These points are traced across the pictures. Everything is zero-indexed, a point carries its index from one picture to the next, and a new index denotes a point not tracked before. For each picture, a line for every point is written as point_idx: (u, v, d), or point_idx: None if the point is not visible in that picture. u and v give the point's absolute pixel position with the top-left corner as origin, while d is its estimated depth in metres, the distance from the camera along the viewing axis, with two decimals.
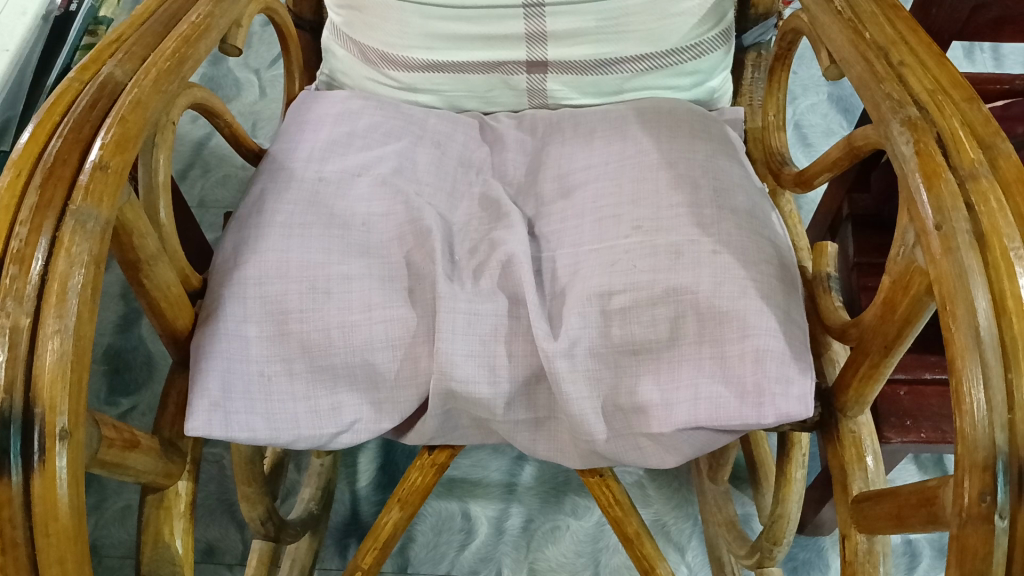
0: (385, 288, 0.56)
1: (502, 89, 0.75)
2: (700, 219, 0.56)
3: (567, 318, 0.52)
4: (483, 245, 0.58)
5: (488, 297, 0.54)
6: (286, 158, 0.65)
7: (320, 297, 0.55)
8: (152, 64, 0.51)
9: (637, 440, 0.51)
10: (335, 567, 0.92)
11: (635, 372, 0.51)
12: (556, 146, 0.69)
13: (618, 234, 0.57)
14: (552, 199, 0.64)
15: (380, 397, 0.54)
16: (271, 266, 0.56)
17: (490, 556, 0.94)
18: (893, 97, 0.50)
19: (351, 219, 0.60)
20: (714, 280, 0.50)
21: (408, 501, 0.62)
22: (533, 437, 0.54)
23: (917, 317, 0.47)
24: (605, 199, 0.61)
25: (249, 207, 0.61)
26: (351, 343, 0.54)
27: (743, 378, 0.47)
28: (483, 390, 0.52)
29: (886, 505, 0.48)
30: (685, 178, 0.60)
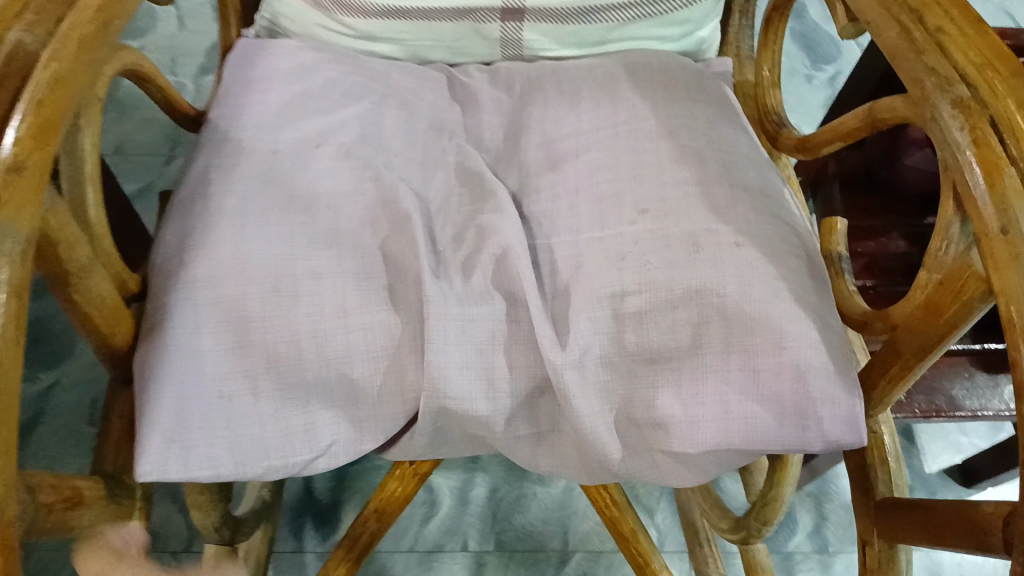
0: (361, 287, 0.48)
1: (472, 38, 0.66)
2: (715, 202, 0.50)
3: (574, 323, 0.46)
4: (469, 233, 0.51)
5: (481, 298, 0.48)
6: (231, 126, 0.56)
7: (285, 302, 0.47)
8: (71, 28, 0.42)
9: (653, 458, 0.46)
10: (290, 549, 0.87)
11: (651, 384, 0.45)
12: (538, 106, 0.62)
13: (620, 220, 0.50)
14: (537, 171, 0.57)
15: (360, 413, 0.48)
16: (225, 265, 0.48)
17: (455, 528, 0.89)
18: (938, 72, 0.45)
19: (314, 202, 0.52)
20: (739, 280, 0.45)
21: (385, 511, 0.57)
22: (536, 453, 0.48)
23: (965, 322, 0.42)
24: (601, 172, 0.54)
25: (192, 190, 0.53)
26: (326, 355, 0.47)
27: (780, 397, 0.43)
28: (481, 407, 0.46)
29: (917, 520, 0.45)
30: (689, 150, 0.54)
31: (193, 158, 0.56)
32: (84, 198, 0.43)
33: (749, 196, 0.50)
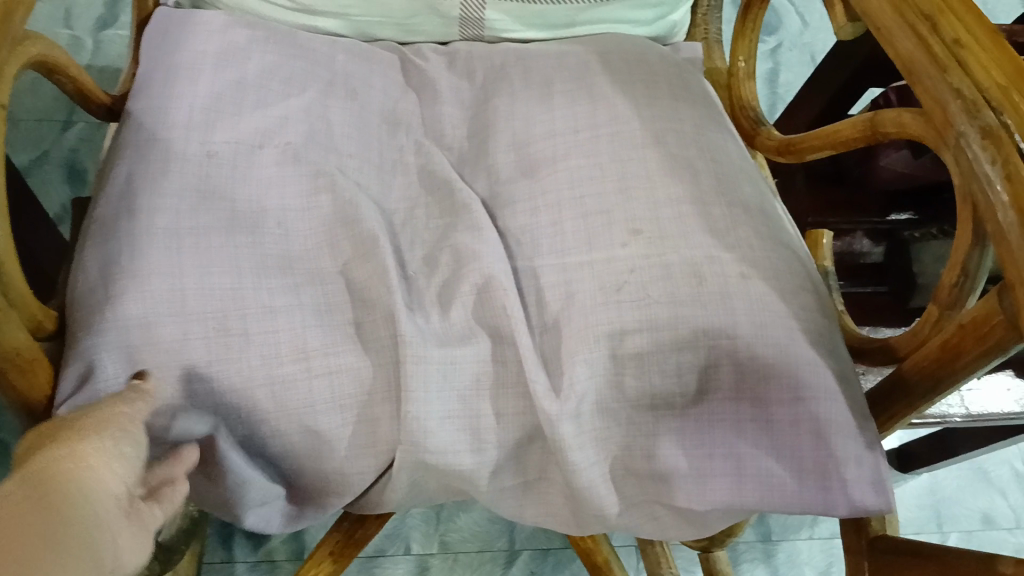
0: (322, 324, 0.43)
1: (427, 15, 0.59)
2: (714, 227, 0.46)
3: (571, 368, 0.42)
4: (445, 258, 0.46)
5: (464, 338, 0.44)
6: (149, 119, 0.48)
7: (235, 343, 0.42)
8: None
9: (652, 508, 0.44)
10: (219, 560, 0.81)
11: (653, 432, 0.43)
12: (504, 98, 0.54)
13: (612, 242, 0.46)
14: (511, 179, 0.50)
15: (330, 467, 0.43)
16: (159, 298, 0.41)
17: (398, 532, 0.85)
18: (963, 95, 0.41)
19: (261, 216, 0.46)
20: (752, 317, 0.43)
21: (343, 552, 0.53)
22: (519, 501, 0.46)
23: (980, 367, 0.40)
24: (584, 185, 0.48)
25: (113, 203, 0.45)
26: (289, 403, 0.42)
27: (800, 454, 0.42)
28: (467, 461, 0.43)
29: (925, 572, 0.42)
30: (681, 161, 0.49)
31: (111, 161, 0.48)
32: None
33: (747, 220, 0.47)
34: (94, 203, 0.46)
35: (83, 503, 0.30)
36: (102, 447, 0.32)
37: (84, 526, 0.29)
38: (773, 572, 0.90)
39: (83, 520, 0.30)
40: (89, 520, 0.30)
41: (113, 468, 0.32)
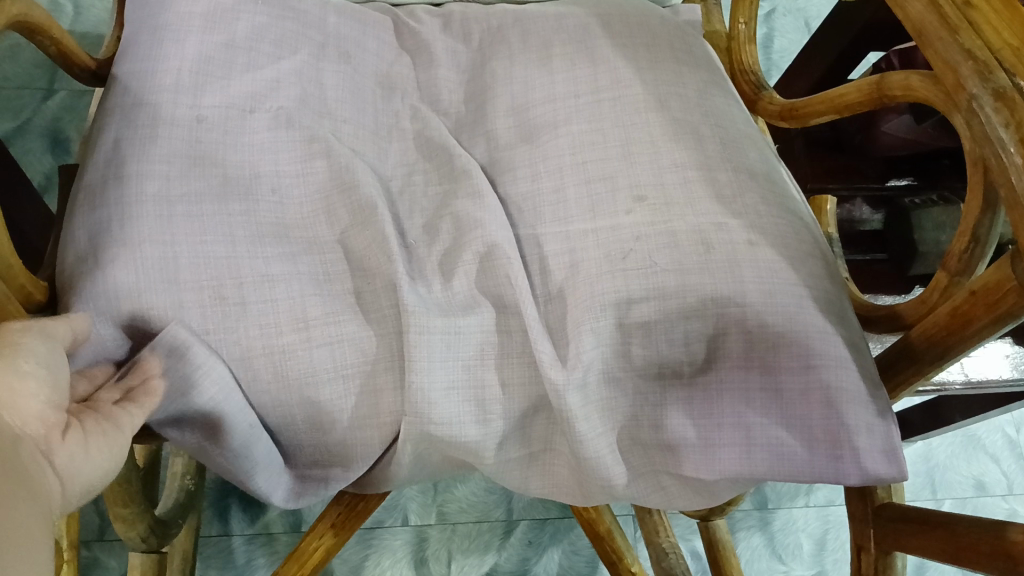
0: (321, 294, 0.42)
1: None
2: (721, 191, 0.46)
3: (577, 338, 0.42)
4: (445, 226, 0.46)
5: (466, 306, 0.43)
6: (135, 85, 0.46)
7: (232, 312, 0.41)
8: None
9: (659, 477, 0.45)
10: (215, 533, 0.80)
11: (659, 402, 0.43)
12: (502, 62, 0.53)
13: (615, 208, 0.45)
14: (510, 145, 0.49)
15: (333, 438, 0.43)
16: (154, 268, 0.40)
17: (395, 503, 0.84)
18: (975, 56, 0.41)
19: (250, 183, 0.45)
20: (759, 284, 0.42)
21: (345, 525, 0.52)
22: (521, 470, 0.46)
23: (991, 333, 0.40)
24: (586, 150, 0.47)
25: (101, 171, 0.43)
26: (290, 375, 0.41)
27: (810, 423, 0.41)
28: (472, 432, 0.42)
29: (933, 539, 0.42)
30: (684, 126, 0.48)
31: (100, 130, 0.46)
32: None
33: (754, 184, 0.46)
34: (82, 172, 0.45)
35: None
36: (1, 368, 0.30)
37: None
38: (768, 539, 0.90)
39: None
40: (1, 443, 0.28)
41: (23, 391, 0.30)
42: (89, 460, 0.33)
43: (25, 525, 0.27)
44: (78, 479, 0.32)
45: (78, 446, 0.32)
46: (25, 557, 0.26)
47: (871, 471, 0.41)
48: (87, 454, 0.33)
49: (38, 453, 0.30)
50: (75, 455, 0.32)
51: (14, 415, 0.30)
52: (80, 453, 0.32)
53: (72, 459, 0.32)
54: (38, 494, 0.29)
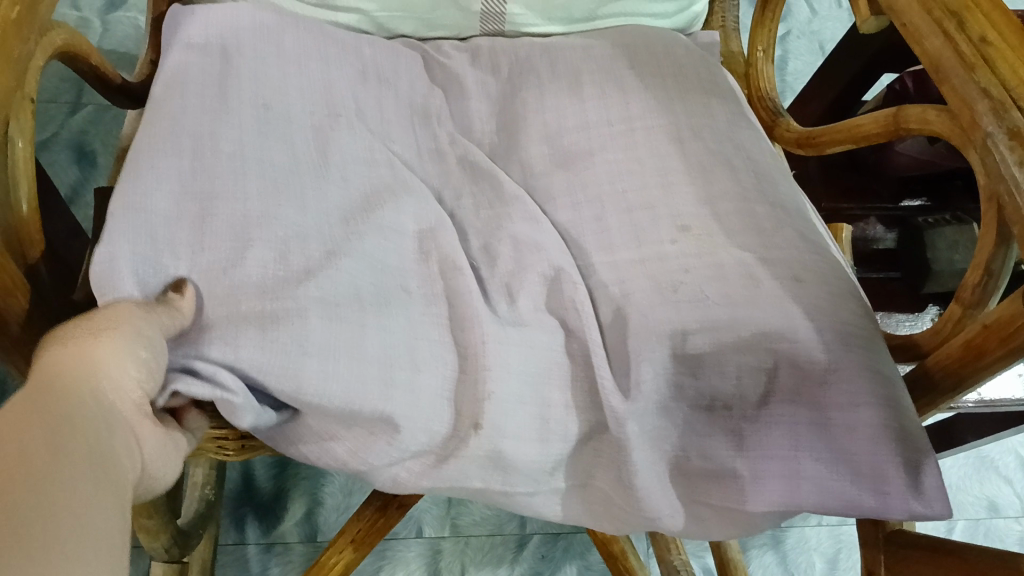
0: (381, 288, 0.44)
1: (448, 8, 0.59)
2: (760, 227, 0.50)
3: (637, 369, 0.45)
4: (505, 249, 0.49)
5: (533, 324, 0.46)
6: (183, 88, 0.48)
7: (288, 280, 0.42)
8: None
9: (697, 509, 0.45)
10: (232, 542, 0.82)
11: (708, 435, 0.45)
12: (534, 91, 0.56)
13: (661, 238, 0.49)
14: (548, 172, 0.53)
15: (375, 443, 0.42)
16: (215, 262, 0.41)
17: (409, 515, 0.85)
18: (990, 93, 0.41)
19: (311, 179, 0.47)
20: (809, 328, 0.45)
21: (364, 542, 0.53)
22: (565, 500, 0.47)
23: (1002, 366, 0.40)
24: (624, 180, 0.51)
25: (147, 178, 0.43)
26: (336, 342, 0.41)
27: (855, 457, 0.42)
28: (532, 453, 0.44)
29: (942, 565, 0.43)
30: (720, 159, 0.52)
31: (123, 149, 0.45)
32: (19, 228, 0.36)
33: (790, 229, 0.50)
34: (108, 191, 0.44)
35: (95, 402, 0.30)
36: (122, 348, 0.33)
37: (100, 424, 0.30)
38: (780, 558, 0.91)
39: (97, 415, 0.30)
40: (104, 416, 0.30)
41: (127, 378, 0.32)
42: (168, 461, 0.34)
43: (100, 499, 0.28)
44: (154, 475, 0.34)
45: (165, 444, 0.34)
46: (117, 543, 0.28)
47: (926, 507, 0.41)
48: (167, 457, 0.34)
49: (132, 431, 0.32)
50: (161, 451, 0.34)
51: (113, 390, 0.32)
52: (163, 453, 0.34)
53: (158, 454, 0.33)
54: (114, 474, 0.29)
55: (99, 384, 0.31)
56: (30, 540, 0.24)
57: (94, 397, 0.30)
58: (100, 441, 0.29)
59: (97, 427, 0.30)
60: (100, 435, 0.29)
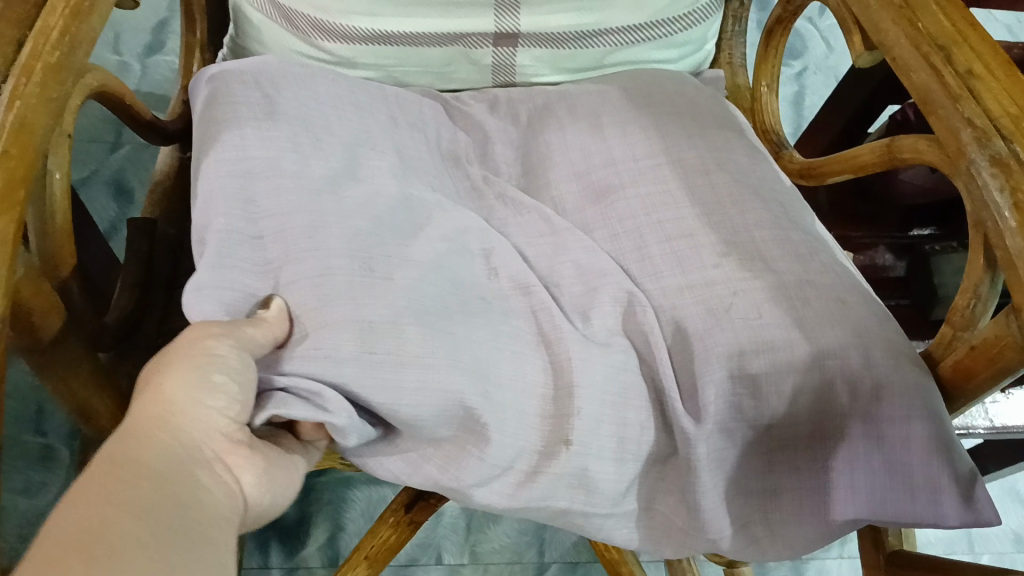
0: (448, 285, 0.48)
1: (461, 63, 0.64)
2: (797, 250, 0.53)
3: (704, 390, 0.48)
4: (566, 269, 0.53)
5: (605, 341, 0.50)
6: (228, 122, 0.50)
7: (377, 290, 0.45)
8: (34, 55, 0.37)
9: (758, 517, 0.50)
10: (256, 565, 0.83)
11: (772, 451, 0.49)
12: (553, 131, 0.59)
13: (706, 262, 0.52)
14: (582, 204, 0.56)
15: (463, 457, 0.46)
16: (304, 279, 0.45)
17: (429, 542, 0.87)
18: (975, 123, 0.43)
19: (388, 206, 0.50)
20: (863, 352, 0.48)
21: (377, 560, 0.54)
22: (635, 523, 0.51)
23: (993, 386, 0.42)
24: (664, 209, 0.55)
25: (218, 203, 0.47)
26: (431, 355, 0.44)
27: (909, 468, 0.46)
28: (610, 472, 0.48)
29: None
30: (756, 190, 0.56)
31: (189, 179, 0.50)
32: (55, 251, 0.39)
33: (828, 255, 0.53)
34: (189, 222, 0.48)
35: (180, 444, 0.38)
36: (197, 385, 0.39)
37: (188, 462, 0.37)
38: None
39: (183, 455, 0.37)
40: (190, 455, 0.38)
41: (208, 414, 0.39)
42: (269, 489, 0.41)
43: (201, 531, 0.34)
44: (257, 504, 0.41)
45: (262, 474, 0.41)
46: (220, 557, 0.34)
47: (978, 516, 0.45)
48: (268, 485, 0.41)
49: (223, 467, 0.39)
50: (259, 479, 0.41)
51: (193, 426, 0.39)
52: (264, 483, 0.41)
53: (258, 483, 0.40)
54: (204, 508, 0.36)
55: (180, 427, 0.38)
56: (157, 553, 0.31)
57: (178, 441, 0.38)
58: (190, 477, 0.36)
59: (184, 466, 0.37)
60: (188, 472, 0.37)
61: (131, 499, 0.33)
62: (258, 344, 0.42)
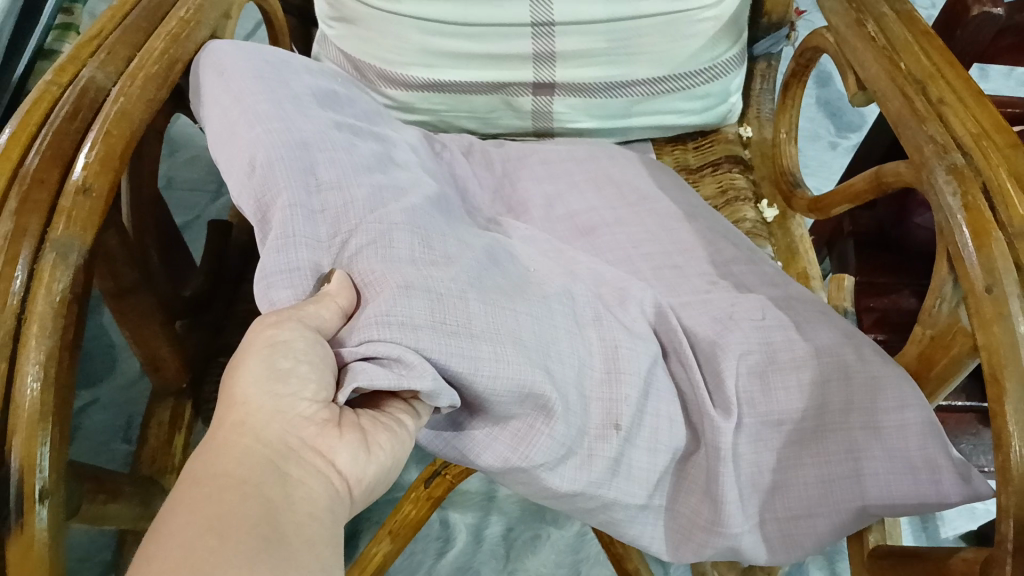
0: (489, 265, 0.48)
1: (504, 110, 0.73)
2: (772, 278, 0.57)
3: (727, 381, 0.50)
4: (583, 271, 0.55)
5: (641, 335, 0.51)
6: (274, 100, 0.51)
7: (439, 265, 0.45)
8: (138, 67, 0.49)
9: (786, 522, 0.50)
10: None
11: (799, 456, 0.50)
12: (577, 162, 0.67)
13: (698, 288, 0.56)
14: (569, 238, 0.60)
15: (534, 434, 0.45)
16: (370, 249, 0.45)
17: (468, 566, 0.88)
18: (937, 139, 0.48)
19: (434, 190, 0.52)
20: (856, 350, 0.51)
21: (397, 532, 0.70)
22: (658, 522, 0.52)
23: (955, 375, 0.47)
24: (645, 244, 0.59)
25: (279, 177, 0.46)
26: (495, 326, 0.43)
27: (908, 454, 0.47)
28: (644, 460, 0.49)
29: (911, 568, 0.46)
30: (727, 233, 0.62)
31: (233, 156, 0.49)
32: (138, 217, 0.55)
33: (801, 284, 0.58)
34: (239, 198, 0.48)
35: (264, 443, 0.39)
36: (266, 380, 0.40)
37: (274, 461, 0.38)
38: None
39: (268, 453, 0.38)
40: (274, 453, 0.39)
41: (288, 403, 0.40)
42: (372, 461, 0.42)
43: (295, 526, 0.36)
44: (360, 478, 0.42)
45: (358, 451, 0.41)
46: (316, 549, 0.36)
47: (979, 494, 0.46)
48: (367, 458, 0.42)
49: (314, 454, 0.40)
50: (355, 458, 0.41)
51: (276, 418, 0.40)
52: (362, 459, 0.41)
53: (354, 460, 0.41)
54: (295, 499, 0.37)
55: (260, 426, 0.39)
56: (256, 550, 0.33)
57: (260, 442, 0.39)
58: (276, 476, 0.38)
59: (269, 466, 0.38)
60: (274, 472, 0.38)
61: (212, 514, 0.34)
62: (325, 321, 0.42)
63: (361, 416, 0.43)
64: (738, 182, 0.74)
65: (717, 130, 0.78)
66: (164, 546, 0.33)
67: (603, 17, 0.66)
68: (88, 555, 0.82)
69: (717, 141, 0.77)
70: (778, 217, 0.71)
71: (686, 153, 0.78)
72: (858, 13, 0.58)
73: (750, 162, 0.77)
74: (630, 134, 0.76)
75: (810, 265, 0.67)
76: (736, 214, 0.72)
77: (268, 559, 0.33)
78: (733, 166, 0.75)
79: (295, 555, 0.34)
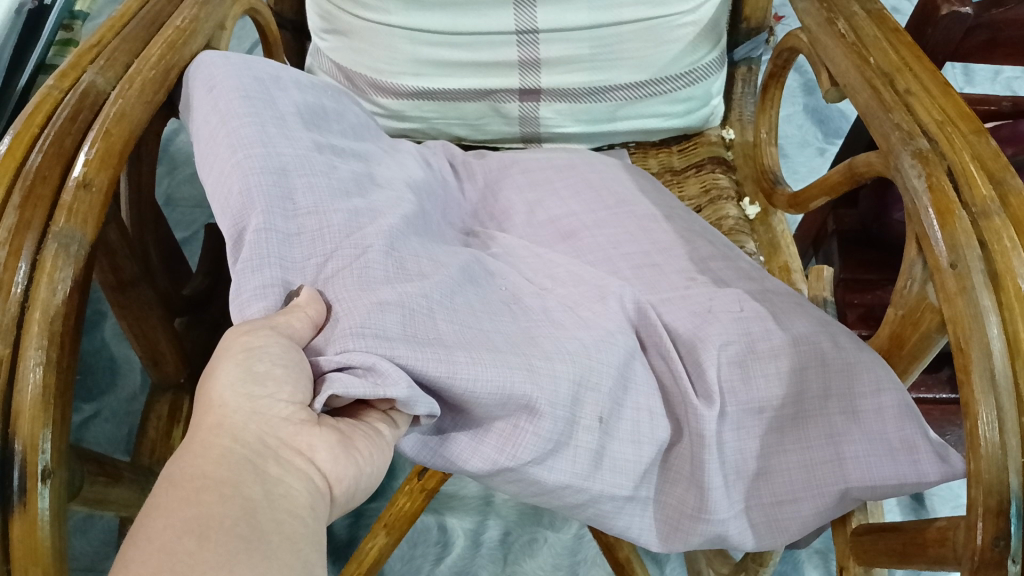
0: (464, 278, 0.49)
1: (492, 116, 0.75)
2: (749, 274, 0.58)
3: (707, 372, 0.50)
4: (561, 274, 0.55)
5: (619, 327, 0.51)
6: (250, 114, 0.51)
7: (412, 282, 0.45)
8: (137, 72, 0.52)
9: (774, 509, 0.50)
10: None
11: (779, 443, 0.50)
12: (558, 163, 0.68)
13: (677, 284, 0.56)
14: (551, 243, 0.60)
15: (518, 434, 0.45)
16: (345, 272, 0.45)
17: (467, 570, 0.89)
18: (903, 127, 0.50)
19: (413, 209, 0.53)
20: (830, 337, 0.51)
21: (393, 526, 0.74)
22: (645, 513, 0.51)
23: (926, 349, 0.49)
24: (624, 244, 0.59)
25: (257, 201, 0.46)
26: (467, 340, 0.44)
27: (886, 436, 0.48)
28: (628, 452, 0.48)
29: (888, 541, 0.47)
30: (703, 232, 0.63)
31: (219, 181, 0.48)
32: (139, 218, 0.61)
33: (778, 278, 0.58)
34: (220, 218, 0.47)
35: (241, 444, 0.38)
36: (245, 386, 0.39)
37: (252, 461, 0.37)
38: None
39: (245, 453, 0.38)
40: (252, 452, 0.38)
41: (265, 405, 0.39)
42: (352, 462, 0.41)
43: (278, 522, 0.36)
44: (341, 478, 0.41)
45: (336, 450, 0.41)
46: (298, 547, 0.35)
47: (956, 472, 0.47)
48: (347, 459, 0.41)
49: (292, 452, 0.39)
50: (335, 457, 0.40)
51: (254, 423, 0.39)
52: (341, 458, 0.41)
53: (334, 460, 0.40)
54: (276, 499, 0.36)
55: (238, 426, 0.39)
56: (243, 543, 0.33)
57: (238, 442, 0.38)
58: (255, 475, 0.37)
59: (247, 465, 0.37)
60: (252, 470, 0.37)
61: (192, 516, 0.33)
62: (297, 331, 0.42)
63: (340, 422, 0.42)
64: (721, 181, 0.77)
65: (700, 133, 0.81)
66: (149, 554, 0.32)
67: (587, 24, 0.69)
68: (92, 565, 0.83)
69: (700, 144, 0.80)
70: (760, 214, 0.74)
71: (670, 156, 0.81)
72: (829, 12, 0.60)
73: (732, 162, 0.80)
74: (613, 138, 0.78)
75: (791, 259, 0.70)
76: (719, 212, 0.74)
77: (246, 557, 0.33)
78: (716, 167, 0.78)
79: (274, 553, 0.34)
